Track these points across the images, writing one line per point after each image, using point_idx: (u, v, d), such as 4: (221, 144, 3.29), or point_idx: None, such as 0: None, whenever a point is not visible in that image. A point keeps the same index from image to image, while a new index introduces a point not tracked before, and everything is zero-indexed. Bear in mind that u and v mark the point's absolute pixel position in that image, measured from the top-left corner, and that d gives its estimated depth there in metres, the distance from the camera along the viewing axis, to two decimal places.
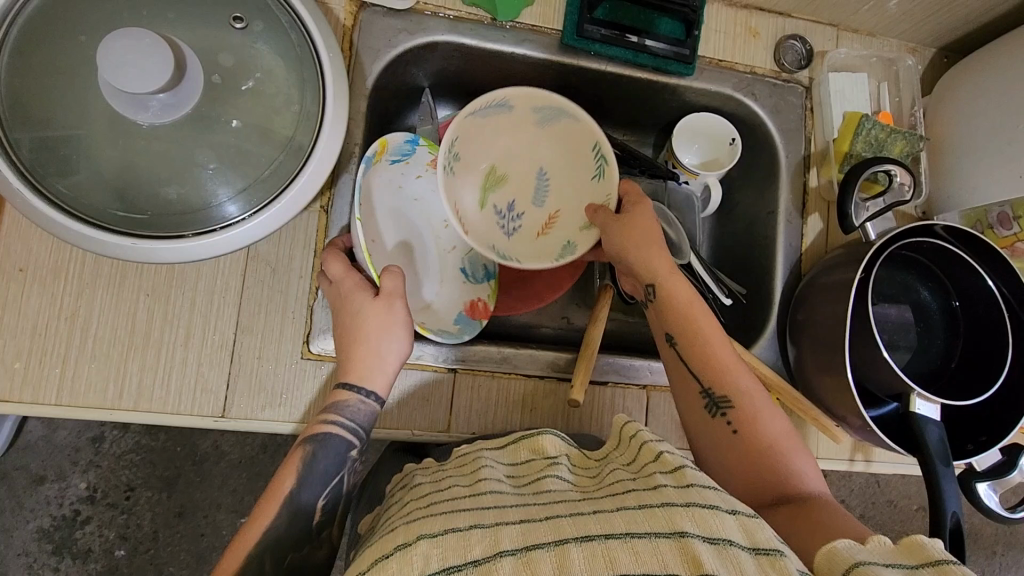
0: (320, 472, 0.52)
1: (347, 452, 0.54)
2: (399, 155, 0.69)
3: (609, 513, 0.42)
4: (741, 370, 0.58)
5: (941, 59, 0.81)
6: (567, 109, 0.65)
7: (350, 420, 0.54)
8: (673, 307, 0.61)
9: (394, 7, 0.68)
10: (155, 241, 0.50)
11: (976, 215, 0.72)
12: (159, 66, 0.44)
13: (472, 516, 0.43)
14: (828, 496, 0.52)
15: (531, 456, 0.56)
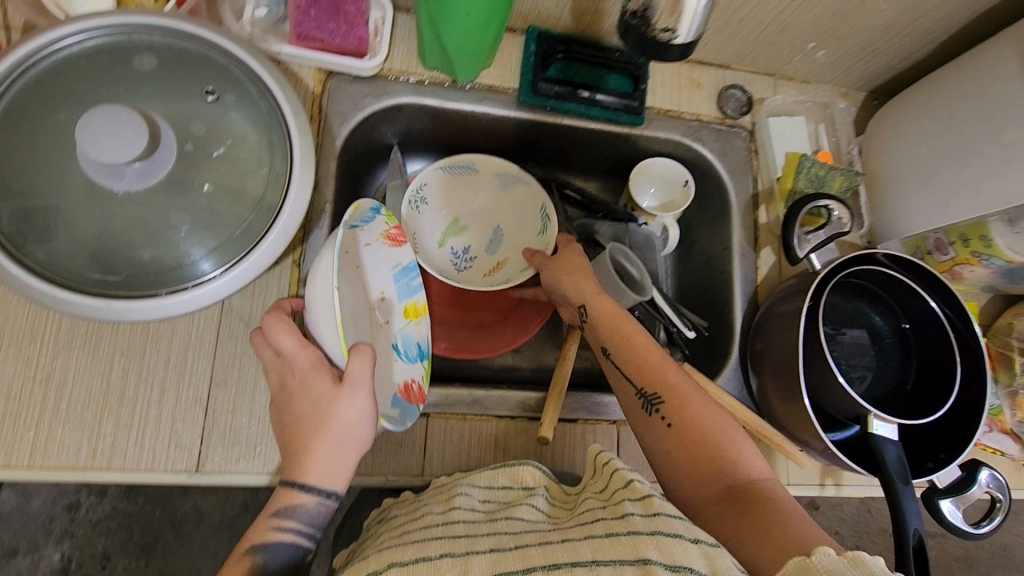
0: (276, 567, 0.50)
1: (304, 555, 0.51)
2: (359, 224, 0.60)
3: (578, 541, 0.44)
4: (670, 367, 0.60)
5: (873, 101, 0.87)
6: (520, 176, 0.80)
7: (303, 523, 0.50)
8: (602, 320, 0.64)
9: (360, 74, 0.72)
10: (130, 300, 0.52)
11: (915, 242, 0.77)
12: (134, 138, 0.48)
13: (443, 545, 0.45)
14: (770, 479, 0.53)
15: (509, 485, 0.58)
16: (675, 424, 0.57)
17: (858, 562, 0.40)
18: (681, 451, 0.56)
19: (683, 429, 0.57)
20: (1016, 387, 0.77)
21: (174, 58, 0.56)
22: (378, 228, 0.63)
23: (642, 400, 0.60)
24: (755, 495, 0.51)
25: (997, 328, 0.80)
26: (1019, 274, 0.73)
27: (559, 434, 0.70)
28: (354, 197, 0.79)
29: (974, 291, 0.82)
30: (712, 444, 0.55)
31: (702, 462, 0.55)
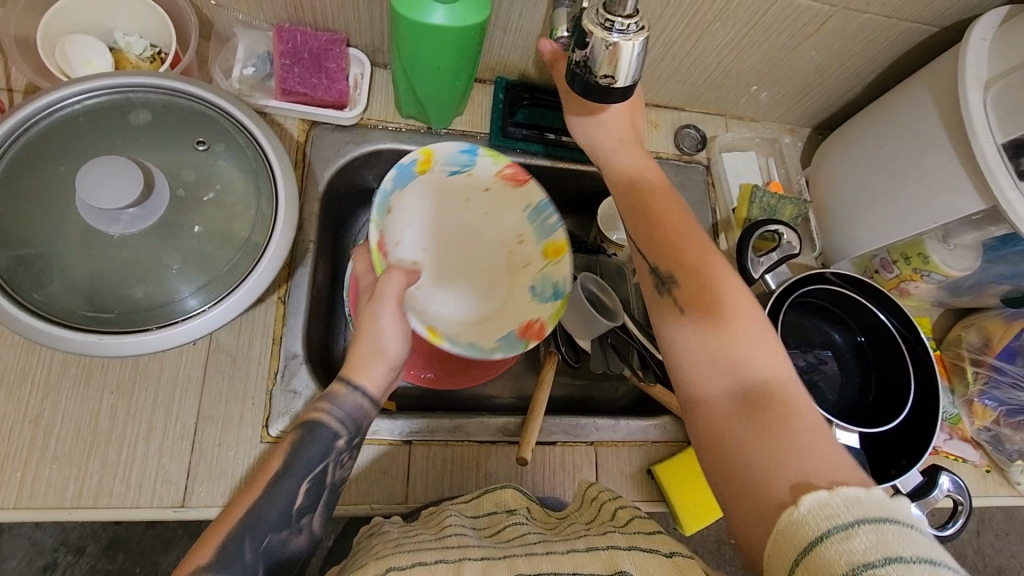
0: (306, 459, 0.51)
1: (331, 442, 0.52)
2: (451, 164, 0.71)
3: (560, 553, 0.45)
4: (700, 253, 0.58)
5: (817, 136, 0.95)
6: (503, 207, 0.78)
7: (340, 412, 0.52)
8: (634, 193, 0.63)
9: (342, 123, 0.78)
10: (122, 336, 0.55)
11: (863, 262, 0.83)
12: (130, 184, 0.52)
13: (439, 552, 0.46)
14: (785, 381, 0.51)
15: (493, 509, 0.59)
16: (687, 311, 0.55)
17: (847, 501, 0.38)
18: (698, 343, 0.54)
19: (701, 317, 0.54)
20: (972, 395, 0.82)
21: (168, 112, 0.61)
22: (488, 170, 0.72)
23: (656, 279, 0.58)
24: (773, 395, 0.49)
25: (949, 340, 0.85)
26: (961, 286, 0.79)
27: (539, 456, 0.72)
28: (337, 237, 0.84)
29: (925, 307, 0.87)
30: (734, 338, 0.53)
31: (722, 350, 0.52)
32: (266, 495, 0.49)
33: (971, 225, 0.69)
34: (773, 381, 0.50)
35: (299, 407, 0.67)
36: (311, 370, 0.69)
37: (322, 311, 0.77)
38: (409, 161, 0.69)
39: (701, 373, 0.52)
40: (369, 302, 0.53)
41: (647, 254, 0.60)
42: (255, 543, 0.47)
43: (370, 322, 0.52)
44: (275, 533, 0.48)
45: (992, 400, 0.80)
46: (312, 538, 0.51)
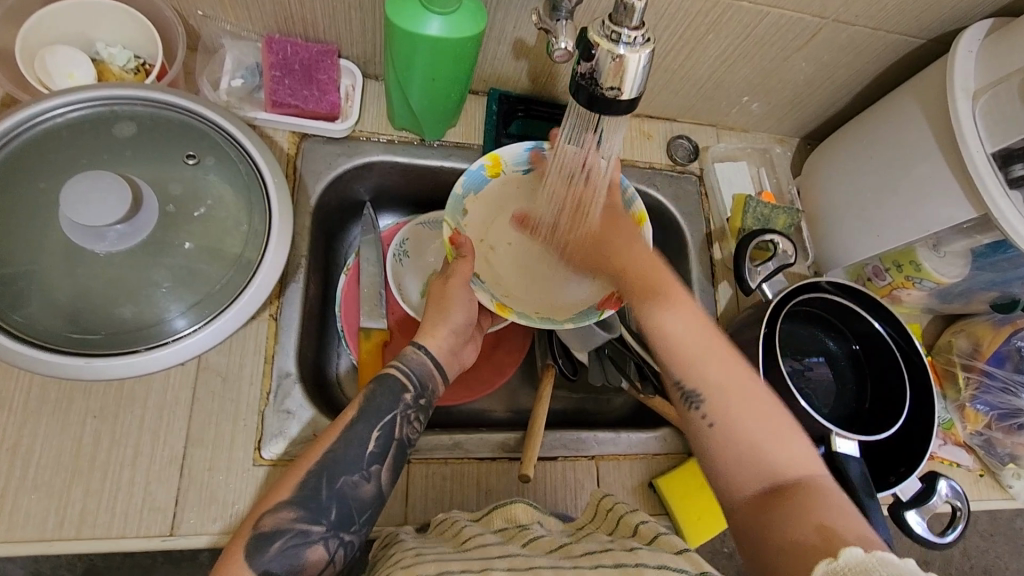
0: (376, 409, 0.58)
1: (400, 393, 0.60)
2: (520, 164, 0.72)
3: (587, 569, 0.44)
4: (711, 355, 0.60)
5: (806, 145, 0.96)
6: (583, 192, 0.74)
7: (408, 367, 0.62)
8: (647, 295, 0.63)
9: (333, 136, 0.77)
10: (109, 358, 0.53)
11: (856, 270, 0.84)
12: (118, 201, 0.50)
13: (464, 564, 0.46)
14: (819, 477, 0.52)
15: (505, 525, 0.57)
16: (716, 423, 0.56)
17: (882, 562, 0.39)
18: (726, 441, 0.56)
19: (725, 415, 0.57)
20: (964, 401, 0.83)
21: (155, 125, 0.59)
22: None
23: (682, 395, 0.59)
24: (804, 490, 0.51)
25: (940, 346, 0.87)
26: (951, 293, 0.81)
27: (541, 472, 0.71)
28: (328, 252, 0.82)
29: (915, 313, 0.88)
30: (758, 433, 0.55)
31: (754, 448, 0.54)
32: (344, 439, 0.57)
33: (961, 233, 0.70)
34: (804, 479, 0.52)
35: (294, 428, 0.65)
36: (305, 389, 0.67)
37: (314, 328, 0.75)
38: (478, 166, 0.70)
39: (730, 473, 0.54)
40: (442, 279, 0.66)
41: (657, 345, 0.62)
42: (331, 482, 0.55)
43: (440, 293, 0.66)
44: (349, 474, 0.55)
45: (984, 405, 0.81)
46: (379, 488, 0.57)
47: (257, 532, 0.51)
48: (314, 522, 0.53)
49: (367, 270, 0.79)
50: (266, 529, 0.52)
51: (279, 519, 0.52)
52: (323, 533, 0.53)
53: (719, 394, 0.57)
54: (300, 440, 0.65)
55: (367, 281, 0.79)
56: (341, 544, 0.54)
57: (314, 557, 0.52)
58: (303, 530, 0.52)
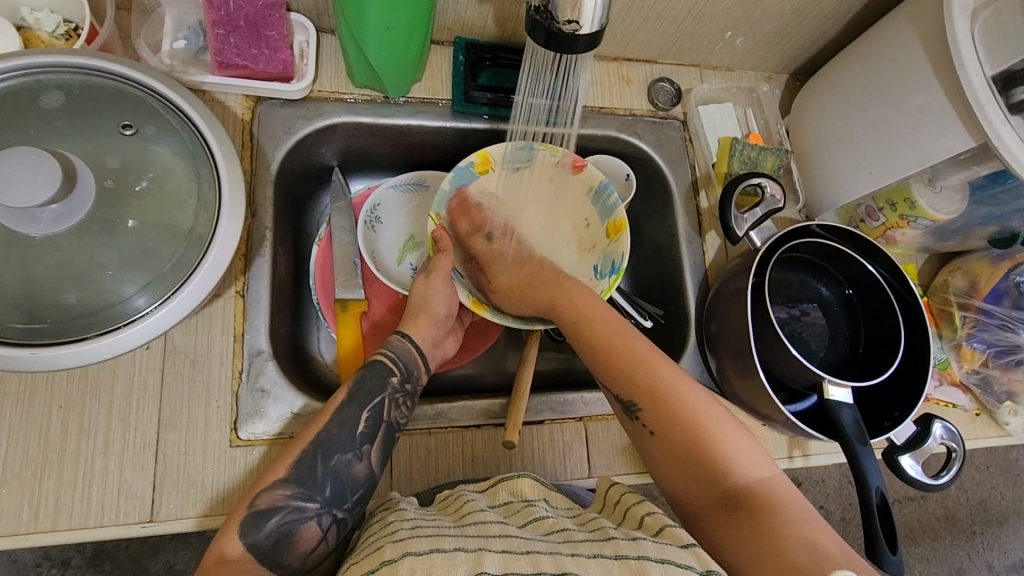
0: (365, 391, 0.58)
1: (388, 377, 0.60)
2: (511, 162, 0.70)
3: (587, 557, 0.42)
4: (654, 366, 0.59)
5: (795, 82, 0.91)
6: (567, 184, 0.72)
7: (394, 353, 0.62)
8: (584, 319, 0.63)
9: (289, 98, 0.72)
10: (57, 347, 0.49)
11: (848, 212, 0.80)
12: (48, 178, 0.46)
13: (459, 541, 0.44)
14: (770, 480, 0.51)
15: (510, 499, 0.55)
16: (655, 430, 0.56)
17: None
18: (667, 449, 0.55)
19: (665, 425, 0.55)
20: (960, 340, 0.80)
21: (86, 93, 0.55)
22: (548, 162, 0.70)
23: (623, 408, 0.59)
24: (758, 496, 0.50)
25: (935, 286, 0.84)
26: (947, 231, 0.78)
27: (528, 436, 0.69)
28: (297, 222, 0.78)
29: (911, 253, 0.85)
30: (707, 441, 0.54)
31: (699, 453, 0.53)
32: (337, 421, 0.56)
33: (958, 165, 0.66)
34: (757, 486, 0.51)
35: (270, 406, 0.63)
36: (279, 366, 0.65)
37: (286, 303, 0.72)
38: (466, 164, 0.68)
39: (681, 484, 0.53)
40: (424, 275, 0.67)
41: (598, 373, 0.61)
42: (326, 459, 0.53)
43: (422, 289, 0.66)
44: (342, 453, 0.54)
45: (981, 343, 0.79)
46: (371, 469, 0.56)
47: (252, 510, 0.50)
48: (309, 499, 0.51)
49: (339, 240, 0.75)
50: (262, 506, 0.50)
51: (275, 496, 0.51)
52: (318, 510, 0.51)
53: (661, 399, 0.57)
54: (277, 418, 0.63)
55: (339, 251, 0.74)
56: (333, 522, 0.52)
57: (308, 534, 0.50)
58: (298, 506, 0.51)
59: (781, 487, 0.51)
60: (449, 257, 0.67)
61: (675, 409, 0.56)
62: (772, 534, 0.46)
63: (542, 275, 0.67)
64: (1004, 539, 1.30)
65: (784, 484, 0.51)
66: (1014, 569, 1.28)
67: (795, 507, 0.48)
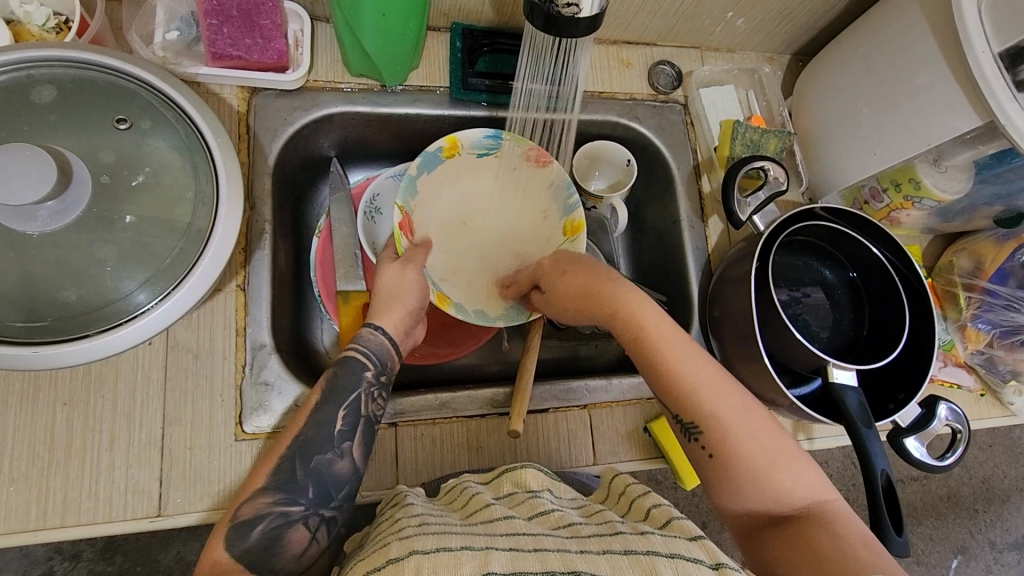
0: (339, 390, 0.57)
1: (362, 373, 0.58)
2: (477, 149, 0.70)
3: (595, 554, 0.42)
4: (716, 386, 0.55)
5: (797, 63, 0.89)
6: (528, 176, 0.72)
7: (366, 347, 0.59)
8: (644, 333, 0.57)
9: (285, 88, 0.71)
10: (59, 345, 0.49)
11: (852, 193, 0.79)
12: (44, 175, 0.46)
13: (465, 538, 0.44)
14: (824, 504, 0.51)
15: (514, 490, 0.54)
16: (716, 455, 0.53)
17: None
18: (727, 472, 0.53)
19: (727, 450, 0.52)
20: (965, 320, 0.80)
21: (79, 88, 0.54)
22: (512, 153, 0.70)
23: (680, 427, 0.55)
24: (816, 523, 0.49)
25: (940, 267, 0.83)
26: (953, 211, 0.77)
27: (532, 425, 0.69)
28: (296, 214, 0.77)
29: (915, 234, 0.85)
30: (766, 465, 0.52)
31: (760, 479, 0.51)
32: (313, 422, 0.55)
33: (964, 144, 0.66)
34: (812, 509, 0.51)
35: (274, 399, 0.63)
36: (283, 359, 0.65)
37: (288, 295, 0.72)
38: (434, 149, 0.68)
39: (735, 504, 0.52)
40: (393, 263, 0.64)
41: (656, 389, 0.57)
42: (305, 462, 0.53)
43: (391, 279, 0.62)
44: (322, 454, 0.54)
45: (985, 323, 0.79)
46: (355, 464, 0.56)
47: (257, 503, 0.50)
48: (293, 503, 0.51)
49: (340, 232, 0.73)
50: (245, 517, 0.50)
51: (258, 505, 0.50)
52: (303, 512, 0.52)
53: (724, 422, 0.53)
54: (282, 412, 0.63)
55: (341, 243, 0.73)
56: (322, 522, 0.53)
57: (297, 536, 0.51)
58: (283, 511, 0.51)
59: (837, 510, 0.51)
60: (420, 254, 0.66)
61: (738, 434, 0.53)
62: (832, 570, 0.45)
63: (599, 285, 0.61)
64: (1008, 517, 1.31)
65: (838, 507, 0.51)
66: (1016, 546, 1.29)
67: (853, 530, 0.48)
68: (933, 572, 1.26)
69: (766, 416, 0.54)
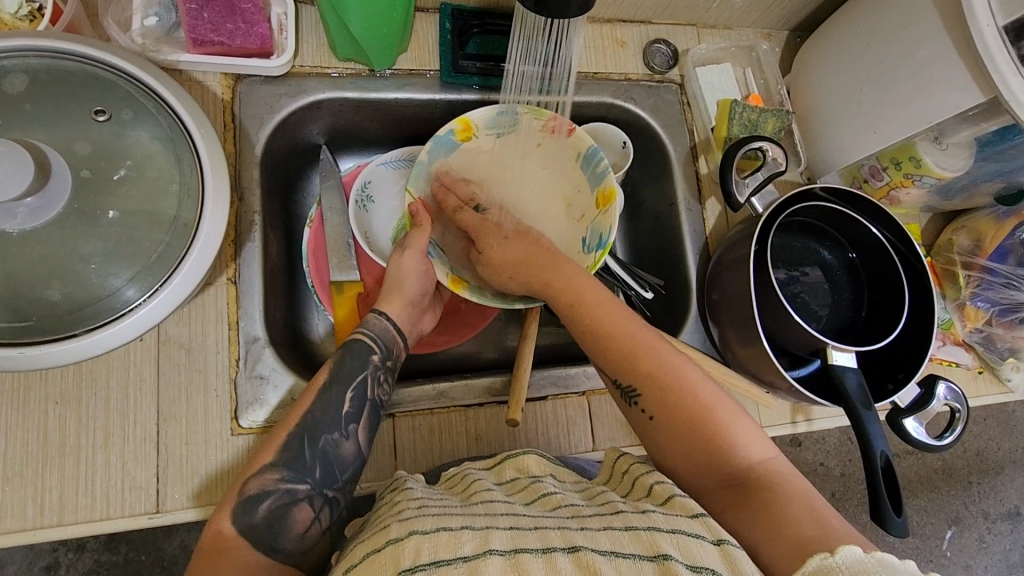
0: (346, 373, 0.56)
1: (367, 357, 0.58)
2: (493, 127, 0.69)
3: (595, 531, 0.42)
4: (653, 345, 0.57)
5: (795, 39, 0.87)
6: (557, 151, 0.70)
7: (372, 332, 0.60)
8: (581, 300, 0.60)
9: (270, 74, 0.69)
10: (44, 344, 0.48)
11: (851, 172, 0.78)
12: (21, 172, 0.44)
13: (464, 519, 0.43)
14: (766, 458, 0.51)
15: (515, 475, 0.54)
16: (655, 414, 0.54)
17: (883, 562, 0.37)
18: (668, 431, 0.53)
19: (669, 411, 0.54)
20: (964, 299, 0.80)
21: (53, 78, 0.52)
22: (531, 126, 0.68)
23: (621, 392, 0.57)
24: (760, 475, 0.49)
25: (940, 245, 0.83)
26: (952, 189, 0.76)
27: (530, 413, 0.69)
28: (286, 203, 0.76)
29: (914, 212, 0.84)
30: (707, 422, 0.52)
31: (696, 434, 0.52)
32: (320, 405, 0.55)
33: (966, 121, 0.64)
34: (756, 465, 0.50)
35: (269, 393, 0.62)
36: (277, 353, 0.64)
37: (281, 287, 0.71)
38: (446, 133, 0.68)
39: (683, 463, 0.52)
40: (398, 250, 0.64)
41: (597, 356, 0.58)
42: (313, 443, 0.53)
43: (396, 266, 0.63)
44: (329, 434, 0.54)
45: (984, 302, 0.79)
46: (359, 447, 0.55)
47: (253, 499, 0.50)
48: (301, 481, 0.51)
49: (330, 221, 0.72)
50: (255, 504, 0.50)
51: (263, 481, 0.50)
52: (309, 491, 0.51)
53: (660, 378, 0.55)
54: (277, 406, 0.62)
55: (332, 231, 0.72)
56: (326, 502, 0.52)
57: (301, 515, 0.50)
58: (290, 490, 0.51)
59: (782, 468, 0.50)
60: (423, 233, 0.64)
61: (680, 396, 0.54)
62: (777, 517, 0.45)
63: (540, 254, 0.64)
64: (1001, 489, 1.32)
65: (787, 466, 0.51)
66: (1009, 516, 1.30)
67: (794, 484, 0.48)
68: (928, 543, 1.27)
69: (701, 374, 0.55)
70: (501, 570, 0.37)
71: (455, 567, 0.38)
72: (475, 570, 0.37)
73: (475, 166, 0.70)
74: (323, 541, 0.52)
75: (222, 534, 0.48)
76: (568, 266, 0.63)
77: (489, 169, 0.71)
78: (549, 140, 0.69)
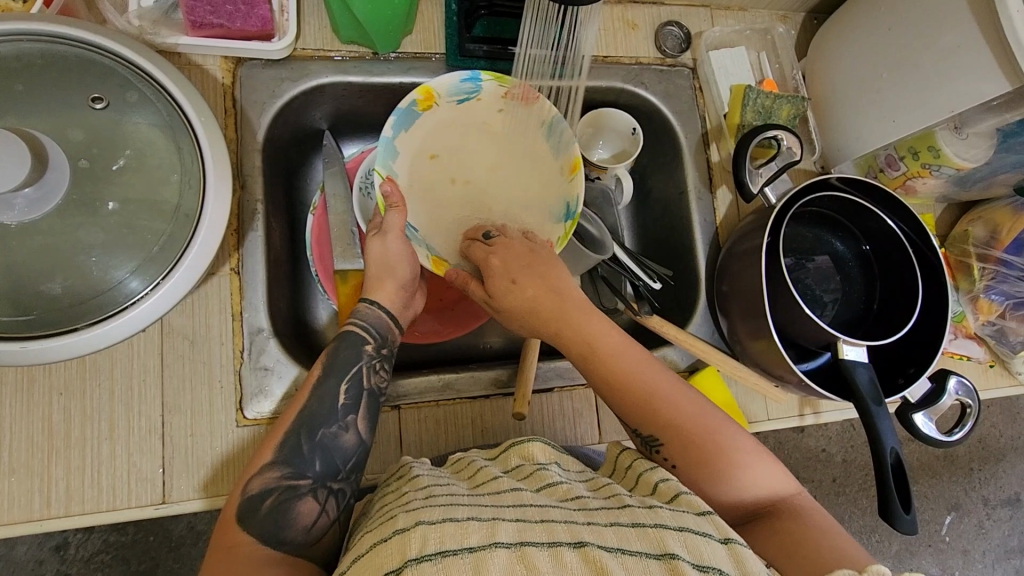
0: (342, 362, 0.56)
1: (362, 347, 0.57)
2: (456, 95, 0.67)
3: (603, 525, 0.42)
4: (671, 393, 0.56)
5: (812, 21, 0.85)
6: (521, 120, 0.68)
7: (364, 321, 0.59)
8: (596, 350, 0.57)
9: (271, 58, 0.67)
10: (46, 339, 0.47)
11: (867, 161, 0.77)
12: (17, 162, 0.43)
13: (471, 510, 0.43)
14: (793, 498, 0.53)
15: (521, 462, 0.53)
16: (678, 464, 0.53)
17: None
18: (694, 480, 0.53)
19: (693, 460, 0.53)
20: (977, 292, 0.79)
21: (48, 64, 0.51)
22: (496, 94, 0.67)
23: (642, 442, 0.56)
24: (789, 514, 0.51)
25: (954, 236, 0.81)
26: (970, 180, 0.74)
27: (537, 406, 0.68)
28: (289, 190, 0.74)
29: (929, 203, 0.82)
30: (730, 466, 0.52)
31: (721, 479, 0.52)
32: (316, 398, 0.54)
33: (989, 111, 0.63)
34: (780, 501, 0.52)
35: (274, 384, 0.62)
36: (281, 343, 0.64)
37: (284, 277, 0.70)
38: (409, 104, 0.65)
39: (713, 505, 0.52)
40: (378, 235, 0.61)
41: (617, 408, 0.56)
42: (311, 437, 0.53)
43: (381, 253, 0.60)
44: (326, 427, 0.53)
45: (998, 295, 0.78)
46: (360, 437, 0.55)
47: (258, 491, 0.49)
48: (302, 476, 0.51)
49: (334, 208, 0.71)
50: (259, 495, 0.49)
51: (266, 479, 0.50)
52: (311, 485, 0.51)
53: (680, 427, 0.54)
54: (283, 397, 0.62)
55: (336, 220, 0.71)
56: (330, 494, 0.52)
57: (306, 508, 0.50)
58: (290, 486, 0.50)
59: (804, 504, 0.52)
60: (400, 214, 0.62)
61: (702, 440, 0.53)
62: (813, 554, 0.46)
63: (551, 303, 0.58)
64: (1002, 476, 1.32)
65: (805, 500, 0.53)
66: (1008, 503, 1.31)
67: (820, 518, 0.50)
68: (927, 528, 1.28)
69: (719, 416, 0.55)
70: (509, 563, 0.37)
71: (462, 557, 0.37)
72: (480, 565, 0.37)
73: (438, 137, 0.68)
74: (333, 531, 0.51)
75: (242, 528, 0.48)
76: (580, 309, 0.59)
77: (452, 141, 0.69)
78: (508, 106, 0.68)
